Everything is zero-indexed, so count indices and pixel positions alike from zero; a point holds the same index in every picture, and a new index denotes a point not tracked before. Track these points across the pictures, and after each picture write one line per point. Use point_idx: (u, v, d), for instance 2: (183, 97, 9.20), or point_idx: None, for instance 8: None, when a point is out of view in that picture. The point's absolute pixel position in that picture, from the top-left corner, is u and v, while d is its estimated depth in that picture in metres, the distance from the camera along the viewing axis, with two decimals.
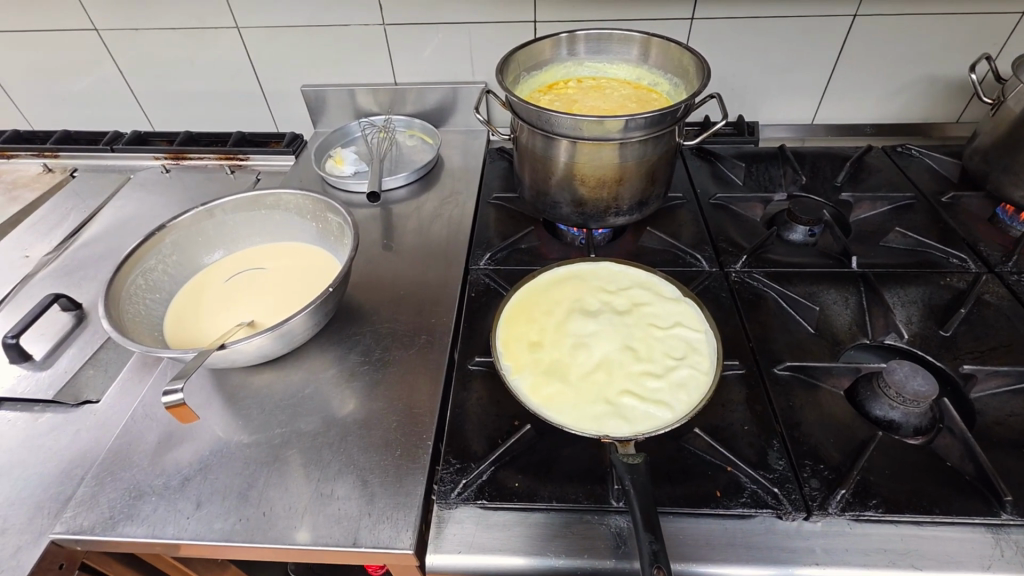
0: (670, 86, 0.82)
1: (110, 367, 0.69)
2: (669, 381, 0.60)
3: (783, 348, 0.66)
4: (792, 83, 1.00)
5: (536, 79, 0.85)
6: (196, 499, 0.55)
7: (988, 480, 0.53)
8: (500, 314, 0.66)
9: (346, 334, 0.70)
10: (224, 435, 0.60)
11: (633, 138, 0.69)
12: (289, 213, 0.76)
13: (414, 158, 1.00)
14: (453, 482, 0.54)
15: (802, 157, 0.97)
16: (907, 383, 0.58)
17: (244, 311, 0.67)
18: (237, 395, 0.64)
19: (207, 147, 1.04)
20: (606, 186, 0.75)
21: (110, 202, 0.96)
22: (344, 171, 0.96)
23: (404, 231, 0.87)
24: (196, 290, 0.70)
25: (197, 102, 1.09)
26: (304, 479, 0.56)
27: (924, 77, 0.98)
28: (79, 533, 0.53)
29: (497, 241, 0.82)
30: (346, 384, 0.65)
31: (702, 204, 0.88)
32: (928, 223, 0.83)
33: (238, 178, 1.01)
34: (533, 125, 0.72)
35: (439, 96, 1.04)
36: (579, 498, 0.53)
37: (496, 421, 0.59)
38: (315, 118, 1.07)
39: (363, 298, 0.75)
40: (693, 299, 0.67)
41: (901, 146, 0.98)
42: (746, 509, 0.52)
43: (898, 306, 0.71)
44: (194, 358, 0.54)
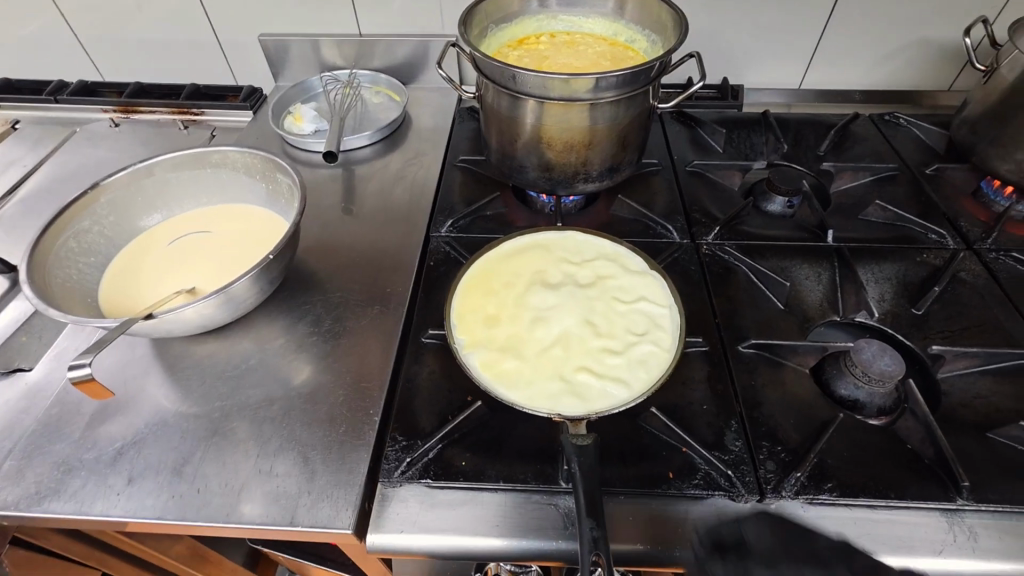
0: (647, 43, 0.76)
1: (44, 334, 0.65)
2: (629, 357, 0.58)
3: (750, 326, 0.64)
4: (779, 45, 0.95)
5: (505, 33, 0.79)
6: (128, 474, 0.52)
7: (946, 465, 0.52)
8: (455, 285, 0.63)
9: (296, 302, 0.67)
10: (161, 408, 0.57)
11: (604, 99, 0.65)
12: (236, 172, 0.71)
13: (379, 116, 0.95)
14: (399, 460, 0.52)
15: (786, 123, 0.93)
16: (874, 362, 0.57)
17: (186, 278, 0.63)
18: (177, 366, 0.60)
19: (159, 99, 0.97)
20: (575, 150, 0.71)
21: (53, 157, 0.90)
22: (303, 128, 0.90)
23: (365, 195, 0.83)
24: (136, 254, 0.66)
25: (148, 51, 1.02)
26: (244, 454, 0.53)
27: (917, 40, 0.93)
28: (4, 509, 0.51)
29: (461, 207, 0.78)
30: (293, 355, 0.62)
31: (678, 172, 0.84)
32: (909, 197, 0.80)
33: (192, 134, 0.95)
34: (498, 83, 0.68)
35: (407, 51, 0.97)
36: (528, 478, 0.51)
37: (447, 397, 0.57)
38: (275, 71, 1.01)
39: (317, 265, 0.71)
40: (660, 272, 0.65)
41: (889, 115, 0.93)
42: (698, 491, 0.51)
43: (872, 282, 0.69)
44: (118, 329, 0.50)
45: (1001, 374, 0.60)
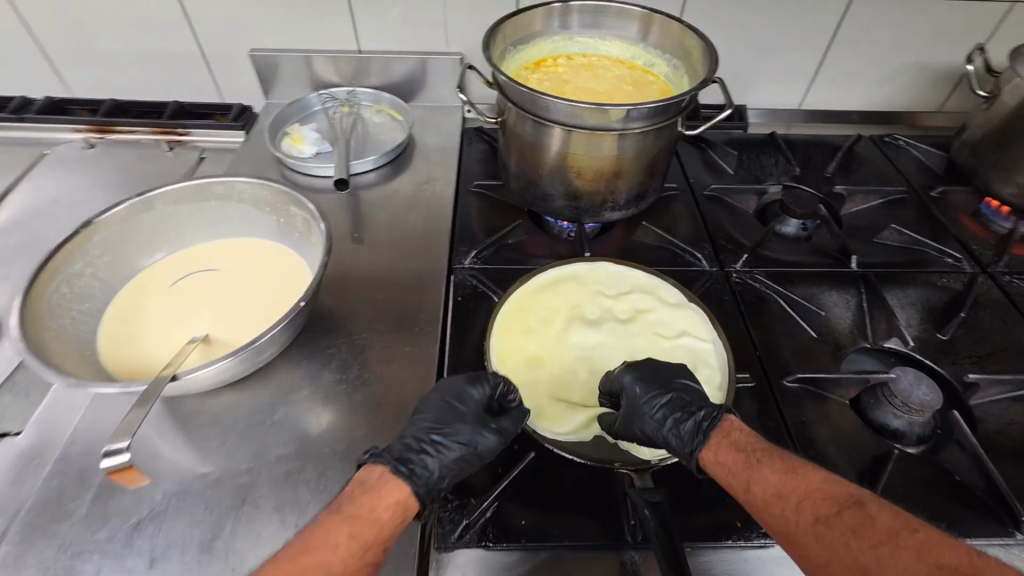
0: (668, 68, 0.75)
1: (31, 391, 0.58)
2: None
3: (789, 357, 0.63)
4: (783, 67, 0.96)
5: (522, 55, 0.76)
6: (149, 554, 0.47)
7: (1001, 498, 0.52)
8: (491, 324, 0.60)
9: (318, 345, 0.62)
10: (178, 473, 0.52)
11: (633, 129, 0.63)
12: (243, 204, 0.66)
13: (383, 137, 0.90)
14: (454, 523, 0.49)
15: (793, 145, 0.94)
16: (914, 393, 0.57)
17: (197, 325, 0.58)
18: (192, 423, 0.55)
19: (139, 119, 0.90)
20: (603, 179, 0.69)
21: (22, 184, 0.82)
22: (303, 151, 0.85)
23: (377, 223, 0.78)
24: (136, 297, 0.60)
25: (123, 65, 0.94)
26: (281, 523, 0.49)
27: (913, 63, 0.95)
28: None
29: (482, 236, 0.75)
30: (322, 405, 0.57)
31: (696, 195, 0.83)
32: (919, 220, 0.82)
33: (178, 156, 0.88)
34: (523, 109, 0.65)
35: (409, 68, 0.93)
36: (592, 534, 0.49)
37: (496, 447, 0.54)
38: (266, 88, 0.95)
39: (336, 302, 0.67)
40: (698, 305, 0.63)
41: (889, 136, 0.96)
42: (767, 539, 0.49)
43: (899, 308, 0.70)
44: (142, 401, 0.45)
45: None
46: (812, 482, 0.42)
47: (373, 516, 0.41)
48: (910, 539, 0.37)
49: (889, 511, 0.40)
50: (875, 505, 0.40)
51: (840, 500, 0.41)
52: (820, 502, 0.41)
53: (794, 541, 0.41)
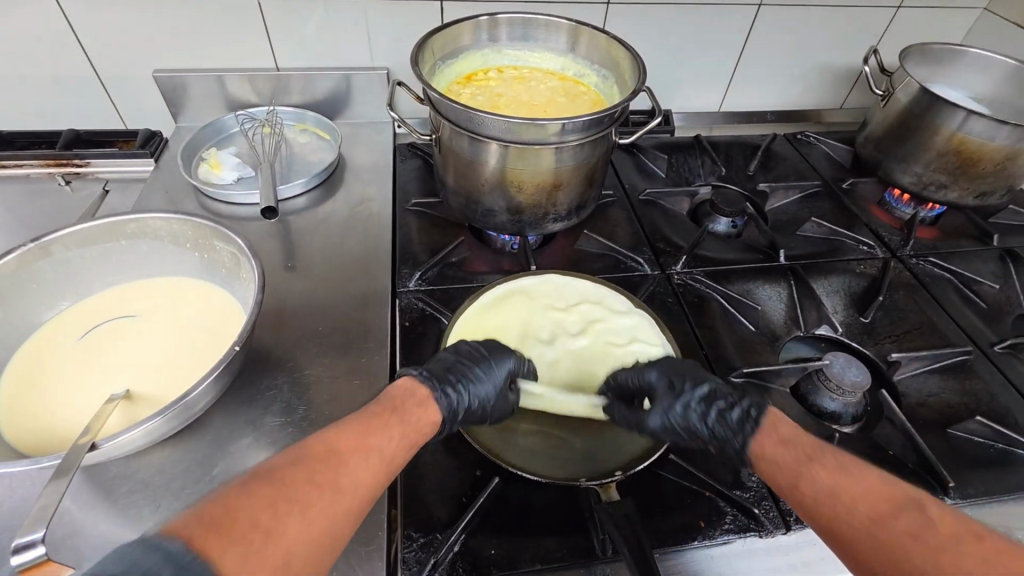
0: (598, 79, 0.76)
1: None
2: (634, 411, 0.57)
3: (733, 352, 0.66)
4: (702, 73, 1.00)
5: (452, 69, 0.75)
6: None
7: (932, 469, 0.56)
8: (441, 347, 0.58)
9: (256, 388, 0.58)
10: (101, 550, 0.46)
11: (570, 142, 0.63)
12: (161, 241, 0.60)
13: (311, 157, 0.86)
14: (420, 563, 0.46)
15: (716, 146, 0.99)
16: (845, 374, 0.62)
17: (118, 379, 0.52)
18: (117, 490, 0.49)
19: (28, 150, 0.80)
20: (543, 193, 0.69)
21: None
22: (224, 177, 0.79)
23: (311, 249, 0.74)
24: (39, 356, 0.53)
25: (4, 92, 0.84)
26: None
27: (816, 66, 1.02)
28: None
29: (425, 256, 0.73)
30: (266, 454, 0.53)
31: (632, 200, 0.85)
32: (834, 211, 0.88)
33: (78, 190, 0.80)
34: (458, 126, 0.64)
35: (332, 84, 0.89)
36: (563, 555, 0.48)
37: (458, 475, 0.52)
38: (177, 111, 0.88)
39: (273, 339, 0.62)
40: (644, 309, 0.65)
41: (801, 134, 1.02)
42: (730, 535, 0.50)
43: (826, 295, 0.74)
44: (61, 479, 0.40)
45: (944, 371, 0.67)
46: (872, 484, 0.40)
47: (374, 439, 0.42)
48: (975, 550, 0.34)
49: (959, 518, 0.36)
50: (937, 512, 0.37)
51: (908, 504, 0.38)
52: (877, 503, 0.38)
53: (846, 539, 0.38)
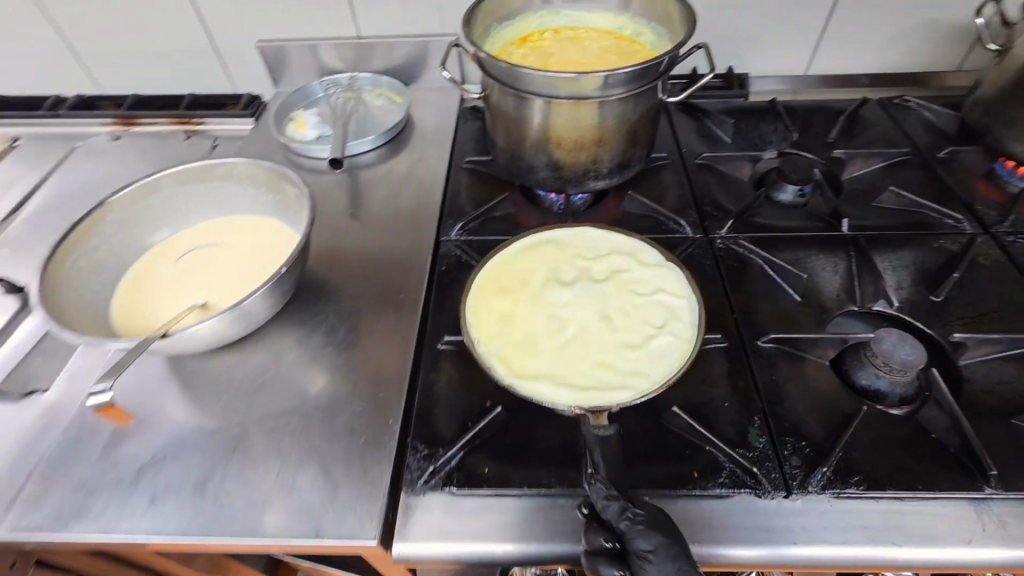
0: (654, 36, 0.76)
1: (55, 354, 0.64)
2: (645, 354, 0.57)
3: (767, 319, 0.63)
4: (785, 32, 0.93)
5: (508, 31, 0.78)
6: (150, 494, 0.52)
7: (974, 454, 0.51)
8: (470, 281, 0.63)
9: (309, 313, 0.67)
10: (176, 426, 0.57)
11: (613, 96, 0.64)
12: (242, 184, 0.70)
13: (382, 119, 0.94)
14: (421, 469, 0.52)
15: (793, 111, 0.92)
16: (895, 352, 0.56)
17: (199, 291, 0.63)
18: (193, 383, 0.60)
19: (160, 111, 0.97)
20: (585, 149, 0.70)
21: (56, 175, 0.90)
22: (306, 135, 0.89)
23: (371, 200, 0.82)
24: (146, 271, 0.65)
25: (145, 63, 1.01)
26: (265, 468, 0.54)
27: (925, 21, 0.91)
28: (30, 531, 0.50)
29: (470, 209, 0.78)
30: (309, 368, 0.62)
31: (687, 164, 0.83)
32: (924, 181, 0.79)
33: (194, 145, 0.94)
34: (504, 83, 0.67)
35: (406, 51, 0.96)
36: (552, 482, 0.51)
37: (467, 403, 0.56)
38: (275, 78, 0.99)
39: (328, 275, 0.71)
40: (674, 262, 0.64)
41: (898, 98, 0.92)
42: (724, 489, 0.50)
43: (889, 271, 0.68)
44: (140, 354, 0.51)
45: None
46: None
47: None
48: None
49: None
50: None
51: None
52: None
53: None
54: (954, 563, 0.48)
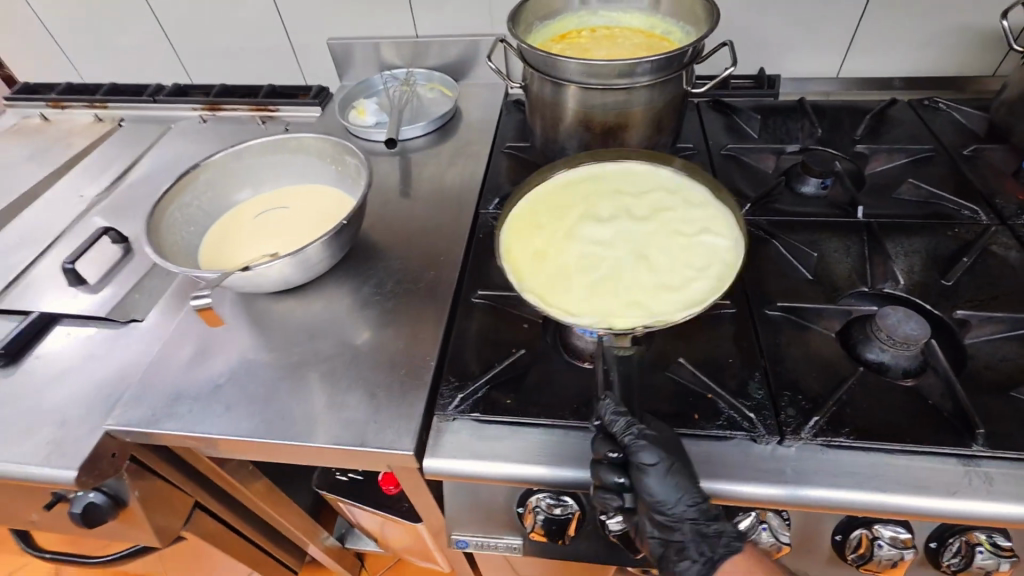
0: (682, 34, 0.83)
1: (152, 292, 0.76)
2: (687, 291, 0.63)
3: (777, 291, 0.68)
4: (816, 35, 0.98)
5: (549, 29, 0.86)
6: (226, 403, 0.62)
7: (963, 415, 0.54)
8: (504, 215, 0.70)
9: (362, 269, 0.76)
10: (248, 352, 0.67)
11: (640, 83, 0.71)
12: (310, 156, 0.81)
13: (433, 109, 1.04)
14: (452, 397, 0.60)
15: (823, 110, 0.96)
16: (899, 326, 0.59)
17: (271, 242, 0.74)
18: (263, 320, 0.71)
19: (241, 99, 1.10)
20: (614, 133, 0.77)
21: (153, 150, 1.04)
22: (366, 121, 1.00)
23: (420, 178, 0.91)
24: (228, 225, 0.77)
25: (231, 57, 1.15)
26: (320, 389, 0.63)
27: (958, 26, 0.94)
28: (129, 425, 0.61)
29: (508, 187, 0.86)
30: (360, 312, 0.71)
31: (713, 155, 0.89)
32: (946, 176, 0.82)
33: (268, 128, 1.07)
34: (542, 72, 0.75)
35: (458, 50, 1.06)
36: (565, 415, 0.58)
37: (495, 347, 0.64)
38: (341, 72, 1.11)
39: (380, 239, 0.81)
40: (727, 205, 0.69)
41: (929, 100, 0.95)
42: (723, 430, 0.56)
43: (900, 256, 0.71)
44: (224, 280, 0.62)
45: None
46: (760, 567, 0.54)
47: None
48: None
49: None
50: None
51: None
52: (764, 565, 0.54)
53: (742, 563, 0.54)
54: (939, 512, 0.52)
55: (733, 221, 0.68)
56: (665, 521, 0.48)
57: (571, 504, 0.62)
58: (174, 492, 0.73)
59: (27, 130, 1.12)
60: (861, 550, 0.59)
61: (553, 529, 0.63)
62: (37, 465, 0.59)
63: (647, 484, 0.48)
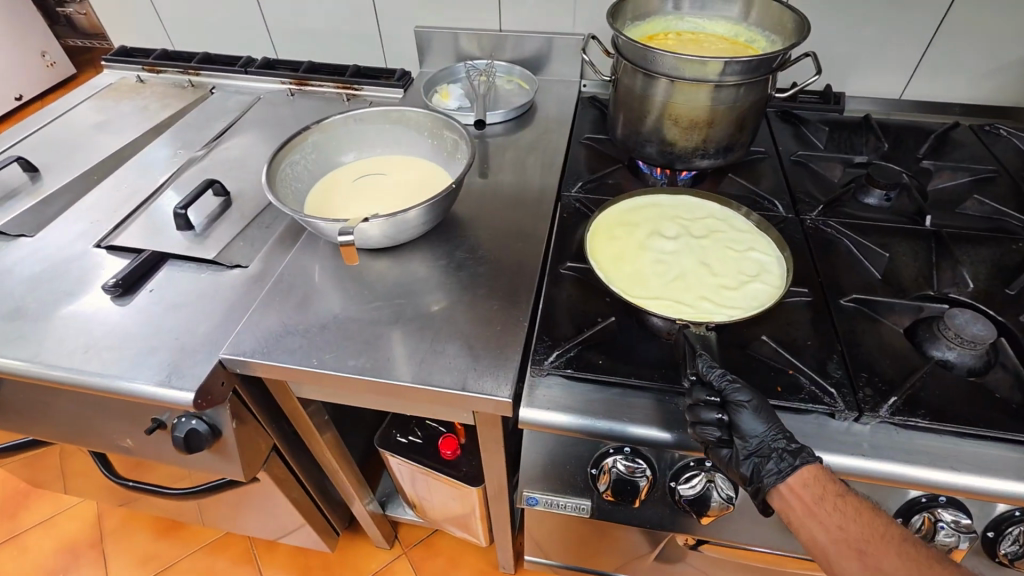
0: (766, 43, 0.88)
1: (255, 243, 0.82)
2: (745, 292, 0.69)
3: (849, 285, 0.72)
4: (885, 57, 1.03)
5: (639, 29, 0.92)
6: (334, 342, 0.67)
7: None
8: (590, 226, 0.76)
9: (451, 237, 0.81)
10: (350, 301, 0.72)
11: (728, 82, 0.76)
12: (409, 129, 0.87)
13: (511, 100, 1.09)
14: (547, 353, 0.64)
15: (887, 128, 1.00)
16: (966, 327, 0.62)
17: (372, 203, 0.79)
18: (362, 274, 0.76)
19: (328, 76, 1.16)
20: (697, 129, 0.81)
21: (244, 116, 1.10)
22: (449, 105, 1.05)
23: (501, 160, 0.96)
24: (330, 184, 0.81)
25: (320, 37, 1.21)
26: (420, 339, 0.67)
27: (1023, 58, 0.98)
28: (242, 355, 0.66)
29: (587, 174, 0.90)
30: (453, 274, 0.75)
31: (783, 160, 0.93)
32: (1009, 195, 0.85)
33: (352, 105, 1.12)
34: (635, 64, 0.80)
35: (538, 45, 1.11)
36: (654, 377, 0.62)
37: (584, 313, 0.68)
38: (423, 58, 1.16)
39: (467, 211, 0.86)
40: (765, 231, 0.76)
41: (990, 126, 0.99)
42: (804, 403, 0.59)
43: (967, 263, 0.75)
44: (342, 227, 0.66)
45: None
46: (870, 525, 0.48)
47: None
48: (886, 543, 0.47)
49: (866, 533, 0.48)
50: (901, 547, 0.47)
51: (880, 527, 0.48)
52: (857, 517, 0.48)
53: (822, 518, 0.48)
54: (1004, 493, 0.55)
55: (773, 242, 0.74)
56: (756, 446, 0.52)
57: (646, 466, 0.64)
58: (259, 431, 0.77)
59: (123, 90, 1.19)
60: (923, 532, 0.62)
61: (625, 489, 0.65)
62: (156, 385, 0.64)
63: (742, 417, 0.53)
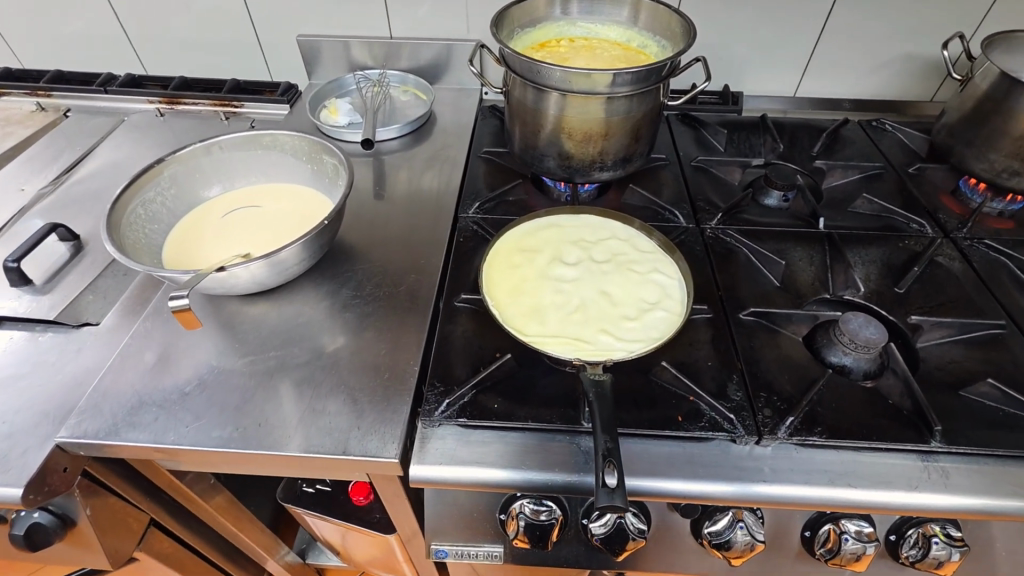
0: (658, 48, 0.86)
1: (109, 294, 0.72)
2: (645, 322, 0.66)
3: (748, 297, 0.71)
4: (777, 57, 1.04)
5: (530, 36, 0.88)
6: (195, 412, 0.59)
7: (922, 414, 0.58)
8: (486, 258, 0.71)
9: (338, 272, 0.74)
10: (217, 358, 0.64)
11: (619, 93, 0.72)
12: (284, 154, 0.79)
13: (407, 111, 1.02)
14: (438, 402, 0.59)
15: (782, 127, 1.01)
16: (860, 331, 0.61)
17: (240, 241, 0.70)
18: (234, 323, 0.68)
19: (202, 93, 1.05)
20: (592, 141, 0.78)
21: (104, 141, 0.98)
22: (338, 121, 0.98)
23: (396, 178, 0.90)
24: (194, 224, 0.73)
25: (192, 48, 1.10)
26: (297, 398, 0.60)
27: (902, 54, 1.02)
28: (84, 437, 0.57)
29: (485, 192, 0.85)
30: (337, 314, 0.69)
31: (684, 166, 0.92)
32: (895, 191, 0.88)
33: (232, 125, 1.03)
34: (523, 76, 0.75)
35: (433, 53, 1.05)
36: (552, 418, 0.58)
37: (479, 350, 0.63)
38: (310, 70, 1.08)
39: (355, 240, 0.79)
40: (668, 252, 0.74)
41: (877, 121, 1.02)
42: (705, 431, 0.57)
43: (859, 264, 0.76)
44: (192, 278, 0.58)
45: (971, 343, 0.67)
46: None
47: None
48: None
49: None
50: None
51: None
52: None
53: None
54: (900, 505, 0.55)
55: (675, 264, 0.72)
56: None
57: (554, 508, 0.60)
58: (127, 509, 0.67)
59: None
60: (829, 545, 0.61)
61: (536, 535, 0.61)
62: None
63: None
